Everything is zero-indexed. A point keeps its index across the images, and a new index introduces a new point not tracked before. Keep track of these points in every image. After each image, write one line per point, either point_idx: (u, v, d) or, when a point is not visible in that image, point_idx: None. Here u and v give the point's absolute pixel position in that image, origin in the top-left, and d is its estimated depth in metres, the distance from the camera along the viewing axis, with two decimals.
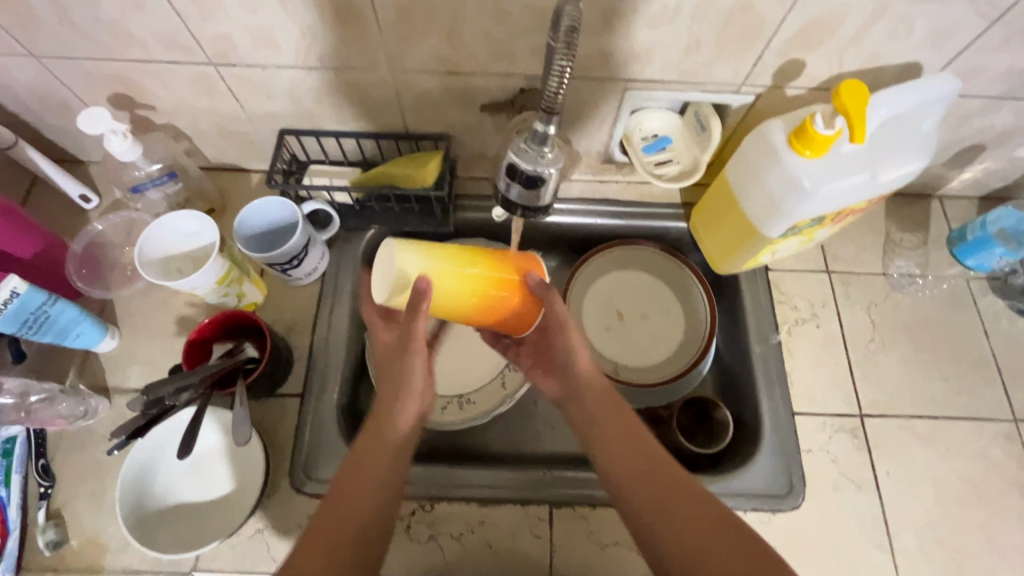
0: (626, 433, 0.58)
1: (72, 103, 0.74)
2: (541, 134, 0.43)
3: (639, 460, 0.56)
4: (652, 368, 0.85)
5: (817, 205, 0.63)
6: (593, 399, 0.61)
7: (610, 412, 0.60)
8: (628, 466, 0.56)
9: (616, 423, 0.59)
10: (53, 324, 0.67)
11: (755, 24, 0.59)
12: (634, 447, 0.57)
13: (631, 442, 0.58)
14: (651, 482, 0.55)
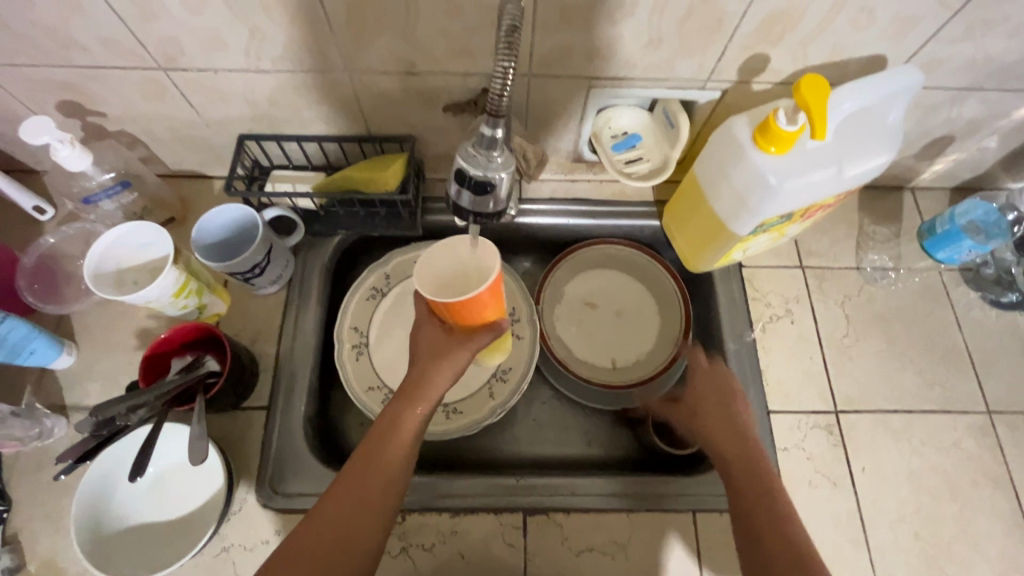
0: (724, 423, 0.64)
1: (18, 110, 0.71)
2: (489, 138, 0.42)
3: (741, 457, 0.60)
4: (634, 367, 0.84)
5: (783, 202, 0.62)
6: (714, 406, 0.67)
7: (715, 406, 0.67)
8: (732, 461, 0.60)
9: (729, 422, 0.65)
10: (3, 342, 0.65)
11: (716, 17, 0.58)
12: (729, 433, 0.63)
13: (733, 438, 0.63)
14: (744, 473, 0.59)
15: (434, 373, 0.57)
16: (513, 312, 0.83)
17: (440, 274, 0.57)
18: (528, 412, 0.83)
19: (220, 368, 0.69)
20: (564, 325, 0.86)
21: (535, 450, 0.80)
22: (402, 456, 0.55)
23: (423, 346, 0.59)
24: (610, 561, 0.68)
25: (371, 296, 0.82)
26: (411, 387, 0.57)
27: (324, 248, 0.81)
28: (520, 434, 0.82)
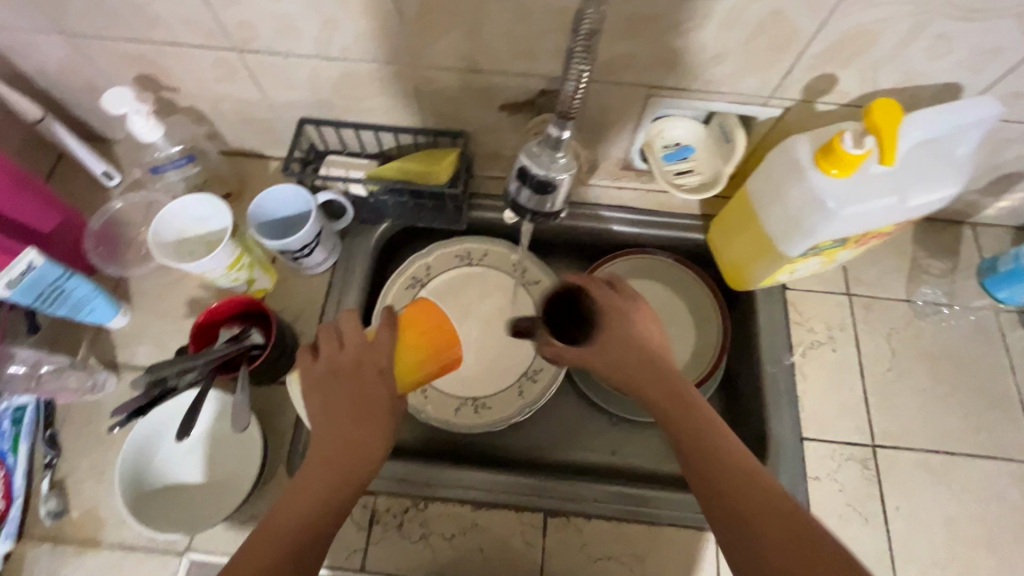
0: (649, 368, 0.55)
1: (98, 81, 0.75)
2: (555, 140, 0.43)
3: (726, 462, 0.49)
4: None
5: (840, 227, 0.60)
6: (633, 350, 0.55)
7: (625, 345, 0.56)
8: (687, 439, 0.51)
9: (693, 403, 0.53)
10: (67, 298, 0.69)
11: (787, 34, 0.57)
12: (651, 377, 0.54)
13: (711, 442, 0.50)
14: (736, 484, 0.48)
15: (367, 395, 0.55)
16: None
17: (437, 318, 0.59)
18: (555, 415, 0.83)
19: (264, 342, 0.71)
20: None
21: (557, 453, 0.81)
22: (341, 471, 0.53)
23: (346, 400, 0.55)
24: (626, 570, 0.68)
25: (410, 286, 0.83)
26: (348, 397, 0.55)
27: (370, 235, 0.83)
28: (545, 436, 0.82)
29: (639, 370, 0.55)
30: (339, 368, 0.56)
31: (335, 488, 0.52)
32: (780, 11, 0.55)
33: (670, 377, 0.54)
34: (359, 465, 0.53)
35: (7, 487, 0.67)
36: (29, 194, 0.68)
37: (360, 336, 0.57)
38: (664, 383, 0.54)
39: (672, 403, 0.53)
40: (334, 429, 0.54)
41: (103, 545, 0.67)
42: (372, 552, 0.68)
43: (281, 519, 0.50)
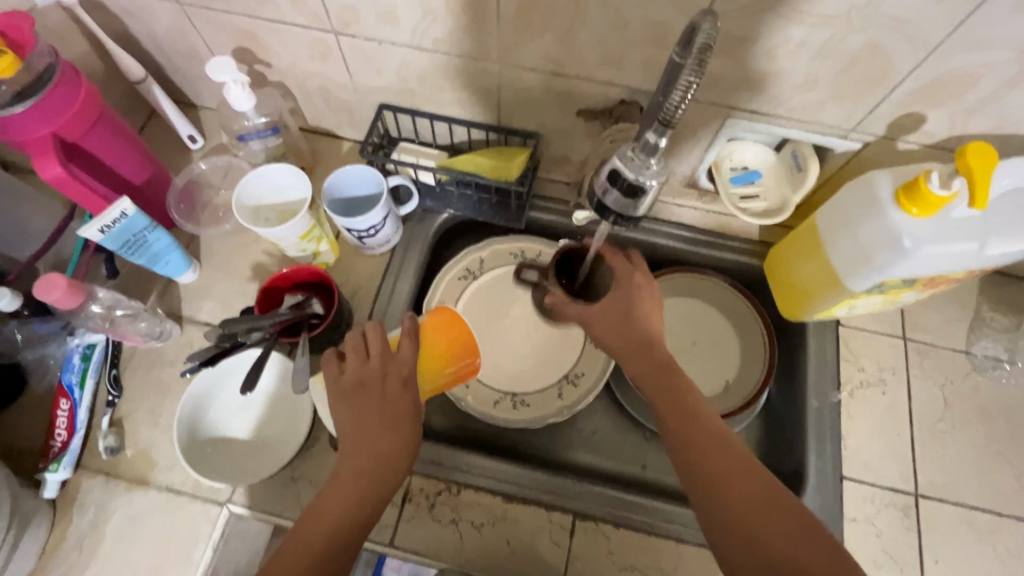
0: (634, 344, 0.60)
1: (199, 49, 0.79)
2: (652, 146, 0.45)
3: (724, 458, 0.52)
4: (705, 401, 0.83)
5: (912, 266, 0.60)
6: (625, 321, 0.61)
7: (617, 319, 0.61)
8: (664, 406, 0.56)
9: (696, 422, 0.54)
10: (149, 248, 0.73)
11: (882, 68, 0.57)
12: (636, 351, 0.60)
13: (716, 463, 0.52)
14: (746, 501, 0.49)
15: (390, 405, 0.56)
16: None
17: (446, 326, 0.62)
18: (590, 422, 0.84)
19: (324, 313, 0.73)
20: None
21: (588, 459, 0.81)
22: (371, 481, 0.53)
23: (376, 407, 0.55)
24: None
25: (462, 277, 0.85)
26: (375, 404, 0.55)
27: (431, 224, 0.85)
28: (577, 440, 0.82)
29: (629, 342, 0.60)
30: (364, 380, 0.57)
31: (366, 493, 0.53)
32: (879, 44, 0.55)
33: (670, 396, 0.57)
34: (391, 466, 0.54)
35: (71, 419, 0.71)
36: (128, 147, 0.73)
37: (382, 346, 0.58)
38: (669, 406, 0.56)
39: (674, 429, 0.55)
40: (360, 436, 0.54)
41: (151, 486, 0.70)
42: (402, 530, 0.69)
43: (312, 528, 0.51)
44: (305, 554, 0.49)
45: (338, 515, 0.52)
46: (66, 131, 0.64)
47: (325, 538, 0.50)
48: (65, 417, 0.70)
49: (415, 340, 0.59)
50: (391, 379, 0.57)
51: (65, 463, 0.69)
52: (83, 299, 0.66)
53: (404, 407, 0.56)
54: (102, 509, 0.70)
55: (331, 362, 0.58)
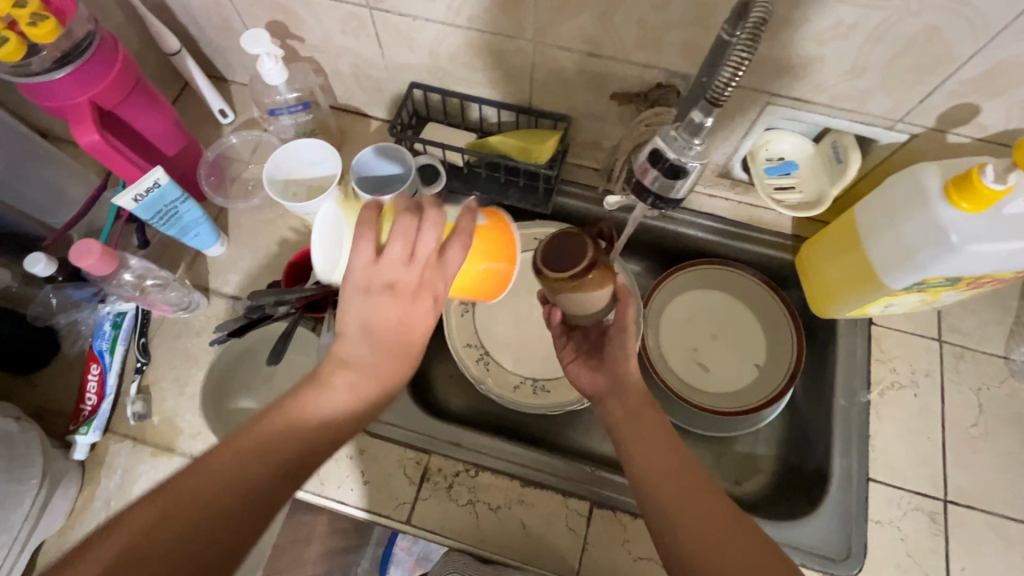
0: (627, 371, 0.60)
1: (232, 22, 0.79)
2: (696, 126, 0.43)
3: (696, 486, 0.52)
4: (733, 397, 0.82)
5: (957, 264, 0.58)
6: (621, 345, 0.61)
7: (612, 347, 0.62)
8: (644, 429, 0.56)
9: (689, 495, 0.51)
10: (179, 220, 0.73)
11: (937, 55, 0.55)
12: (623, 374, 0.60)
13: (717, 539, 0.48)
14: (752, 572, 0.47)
15: (408, 323, 0.52)
16: None
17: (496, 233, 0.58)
18: None
19: None
20: (667, 349, 0.85)
21: (607, 448, 0.80)
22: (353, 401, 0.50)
23: (391, 326, 0.52)
24: None
25: None
26: (388, 317, 0.51)
27: None
28: (596, 429, 0.82)
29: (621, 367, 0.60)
30: (396, 281, 0.51)
31: (346, 411, 0.50)
32: (938, 29, 0.52)
33: (660, 468, 0.53)
34: (378, 393, 0.51)
35: (101, 384, 0.72)
36: (161, 118, 0.73)
37: (433, 253, 0.51)
38: (657, 486, 0.52)
39: (664, 510, 0.51)
40: (364, 345, 0.52)
41: (176, 453, 0.72)
42: (419, 508, 0.70)
43: (278, 426, 0.47)
44: (262, 451, 0.46)
45: (306, 420, 0.48)
46: (102, 99, 0.65)
47: (287, 437, 0.47)
48: (95, 381, 0.71)
49: (466, 245, 0.52)
50: (423, 289, 0.51)
51: (94, 426, 0.71)
52: (116, 266, 0.67)
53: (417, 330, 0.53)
54: (128, 472, 0.71)
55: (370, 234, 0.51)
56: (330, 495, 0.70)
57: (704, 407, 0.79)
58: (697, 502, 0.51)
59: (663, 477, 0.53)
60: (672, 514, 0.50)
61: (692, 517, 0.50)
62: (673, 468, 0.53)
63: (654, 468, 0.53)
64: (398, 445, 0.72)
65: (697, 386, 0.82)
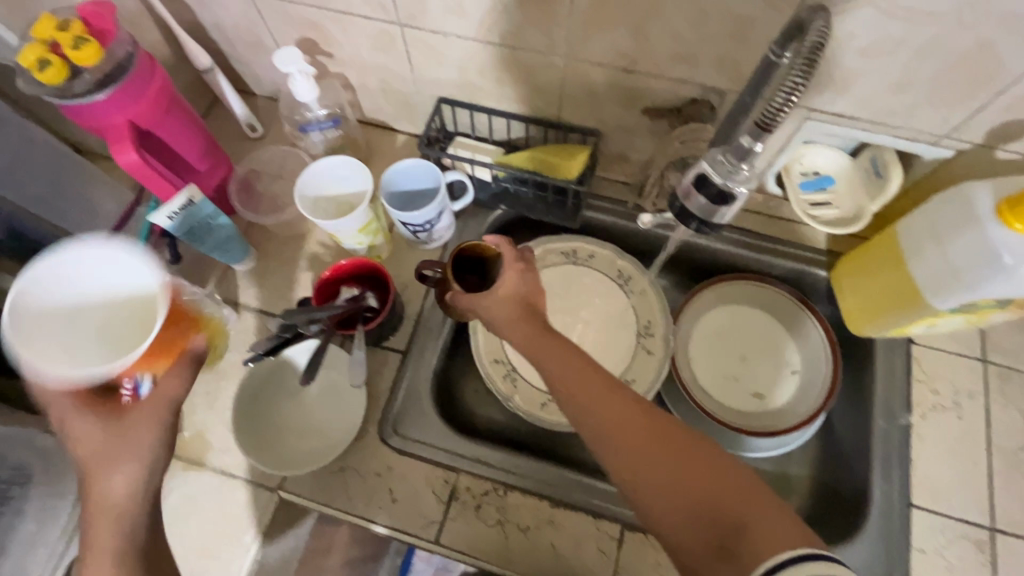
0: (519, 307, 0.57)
1: (264, 39, 0.80)
2: (744, 150, 0.43)
3: (618, 409, 0.49)
4: (787, 411, 0.79)
5: (1010, 286, 0.56)
6: (513, 284, 0.59)
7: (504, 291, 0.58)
8: (550, 367, 0.53)
9: (626, 415, 0.49)
10: (211, 236, 0.74)
11: (989, 70, 0.53)
12: (518, 311, 0.57)
13: (661, 467, 0.46)
14: (705, 492, 0.44)
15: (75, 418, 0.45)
16: (648, 325, 0.80)
17: (111, 321, 0.52)
18: None
19: (378, 307, 0.74)
20: (712, 387, 0.82)
21: None
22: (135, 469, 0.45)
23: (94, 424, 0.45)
24: None
25: None
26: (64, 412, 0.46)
27: (485, 220, 0.84)
28: None
29: (509, 308, 0.57)
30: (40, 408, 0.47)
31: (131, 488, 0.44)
32: (992, 43, 0.50)
33: (593, 397, 0.50)
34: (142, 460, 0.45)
35: None
36: (194, 134, 0.74)
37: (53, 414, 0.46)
38: (597, 416, 0.50)
39: (608, 437, 0.48)
40: (90, 424, 0.45)
41: (206, 468, 0.72)
42: (448, 527, 0.69)
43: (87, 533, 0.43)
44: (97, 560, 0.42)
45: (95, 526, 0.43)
46: (141, 118, 0.66)
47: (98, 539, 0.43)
48: None
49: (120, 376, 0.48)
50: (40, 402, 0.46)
51: None
52: None
53: (120, 497, 0.44)
54: None
55: (49, 410, 0.46)
56: (357, 512, 0.70)
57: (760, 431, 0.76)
58: (634, 420, 0.49)
59: (599, 409, 0.50)
60: (613, 439, 0.48)
61: (629, 444, 0.48)
62: (605, 394, 0.50)
63: (587, 400, 0.50)
64: (426, 462, 0.72)
65: (747, 412, 0.80)
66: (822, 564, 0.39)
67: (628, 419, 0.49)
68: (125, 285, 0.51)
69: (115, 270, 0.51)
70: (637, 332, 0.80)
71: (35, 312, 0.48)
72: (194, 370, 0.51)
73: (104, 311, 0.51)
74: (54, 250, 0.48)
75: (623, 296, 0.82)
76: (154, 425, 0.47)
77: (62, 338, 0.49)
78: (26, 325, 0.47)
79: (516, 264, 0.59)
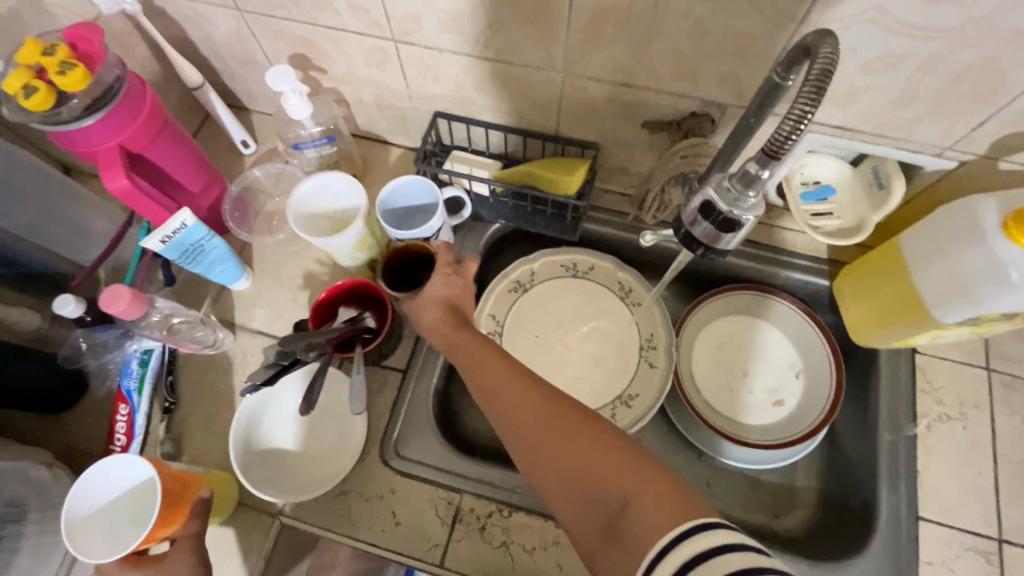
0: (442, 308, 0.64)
1: (255, 55, 0.79)
2: (751, 177, 0.42)
3: (515, 389, 0.51)
4: (805, 412, 0.78)
5: (1016, 301, 0.56)
6: (439, 289, 0.66)
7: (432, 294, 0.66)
8: (463, 358, 0.58)
9: (524, 402, 0.50)
10: (205, 257, 0.72)
11: (994, 84, 0.52)
12: (440, 312, 0.64)
13: (551, 442, 0.47)
14: (590, 467, 0.44)
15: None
16: (651, 338, 0.79)
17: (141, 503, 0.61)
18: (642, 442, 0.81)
19: (377, 327, 0.73)
20: (717, 402, 0.81)
21: None
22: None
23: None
24: None
25: (512, 289, 0.82)
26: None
27: (484, 234, 0.83)
28: None
29: (434, 310, 0.64)
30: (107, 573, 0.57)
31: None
32: (996, 59, 0.50)
33: (500, 388, 0.52)
34: None
35: (130, 424, 0.71)
36: (185, 154, 0.72)
37: None
38: (501, 407, 0.51)
39: (510, 427, 0.50)
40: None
41: None
42: (452, 550, 0.68)
43: None
44: None
45: None
46: (131, 142, 0.64)
47: None
48: (125, 422, 0.71)
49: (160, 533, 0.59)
50: None
51: None
52: (146, 309, 0.67)
53: None
54: None
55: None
56: (359, 537, 0.69)
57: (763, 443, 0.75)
58: (533, 407, 0.49)
59: (502, 401, 0.51)
60: (513, 429, 0.49)
61: (522, 421, 0.49)
62: (508, 385, 0.52)
63: (489, 389, 0.53)
64: (429, 484, 0.71)
65: (764, 424, 0.79)
66: (708, 540, 0.36)
67: (522, 397, 0.50)
68: (133, 479, 0.61)
69: (124, 468, 0.61)
70: (640, 346, 0.79)
71: (91, 518, 0.59)
72: (203, 520, 0.61)
73: (131, 499, 0.61)
74: (81, 493, 0.59)
75: (625, 309, 0.81)
76: (184, 555, 0.59)
77: (120, 524, 0.60)
78: (87, 531, 0.59)
79: (443, 269, 0.68)
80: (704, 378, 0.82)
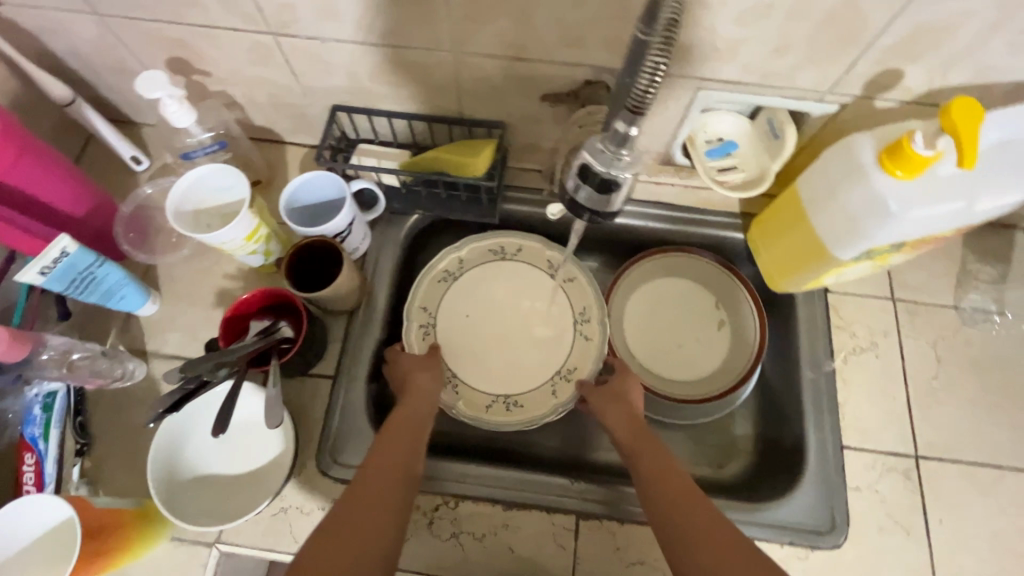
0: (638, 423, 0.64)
1: (128, 63, 0.73)
2: (621, 135, 0.43)
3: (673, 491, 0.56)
4: (736, 359, 0.81)
5: (899, 231, 0.59)
6: (612, 401, 0.68)
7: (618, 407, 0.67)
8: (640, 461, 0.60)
9: (686, 509, 0.54)
10: (98, 286, 0.67)
11: (857, 26, 0.54)
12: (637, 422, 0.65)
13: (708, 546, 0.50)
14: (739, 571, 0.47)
15: None
16: (583, 311, 0.80)
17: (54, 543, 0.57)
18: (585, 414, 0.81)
19: (293, 336, 0.70)
20: (654, 365, 0.83)
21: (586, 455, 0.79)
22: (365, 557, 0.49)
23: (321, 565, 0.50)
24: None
25: (442, 279, 0.81)
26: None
27: (402, 226, 0.81)
28: (576, 436, 0.81)
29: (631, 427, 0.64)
30: None
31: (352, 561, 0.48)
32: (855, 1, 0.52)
33: (662, 490, 0.56)
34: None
35: (39, 473, 0.65)
36: (59, 177, 0.67)
37: None
38: (659, 483, 0.57)
39: (660, 503, 0.55)
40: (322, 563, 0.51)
41: None
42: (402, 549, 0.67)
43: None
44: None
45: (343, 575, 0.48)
46: None
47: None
48: (32, 472, 0.64)
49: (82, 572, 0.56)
50: None
51: None
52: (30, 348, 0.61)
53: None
54: None
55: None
56: None
57: (696, 399, 0.79)
58: (706, 515, 0.53)
59: (674, 501, 0.55)
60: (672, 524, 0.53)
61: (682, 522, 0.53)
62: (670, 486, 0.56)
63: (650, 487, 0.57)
64: None
65: (698, 379, 0.82)
66: None
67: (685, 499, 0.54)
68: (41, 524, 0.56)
69: (30, 516, 0.56)
70: (572, 320, 0.80)
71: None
72: None
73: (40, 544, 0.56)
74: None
75: (552, 285, 0.81)
76: None
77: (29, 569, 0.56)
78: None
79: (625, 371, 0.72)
80: (653, 349, 0.83)
